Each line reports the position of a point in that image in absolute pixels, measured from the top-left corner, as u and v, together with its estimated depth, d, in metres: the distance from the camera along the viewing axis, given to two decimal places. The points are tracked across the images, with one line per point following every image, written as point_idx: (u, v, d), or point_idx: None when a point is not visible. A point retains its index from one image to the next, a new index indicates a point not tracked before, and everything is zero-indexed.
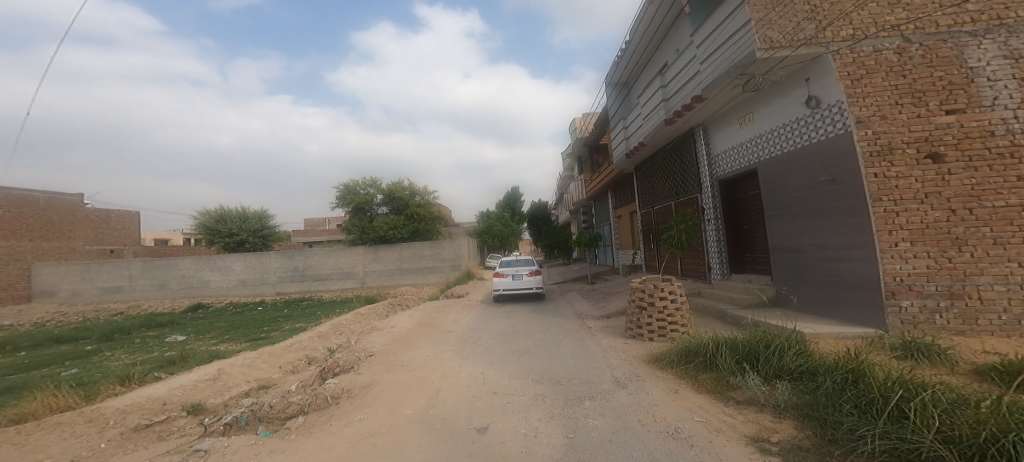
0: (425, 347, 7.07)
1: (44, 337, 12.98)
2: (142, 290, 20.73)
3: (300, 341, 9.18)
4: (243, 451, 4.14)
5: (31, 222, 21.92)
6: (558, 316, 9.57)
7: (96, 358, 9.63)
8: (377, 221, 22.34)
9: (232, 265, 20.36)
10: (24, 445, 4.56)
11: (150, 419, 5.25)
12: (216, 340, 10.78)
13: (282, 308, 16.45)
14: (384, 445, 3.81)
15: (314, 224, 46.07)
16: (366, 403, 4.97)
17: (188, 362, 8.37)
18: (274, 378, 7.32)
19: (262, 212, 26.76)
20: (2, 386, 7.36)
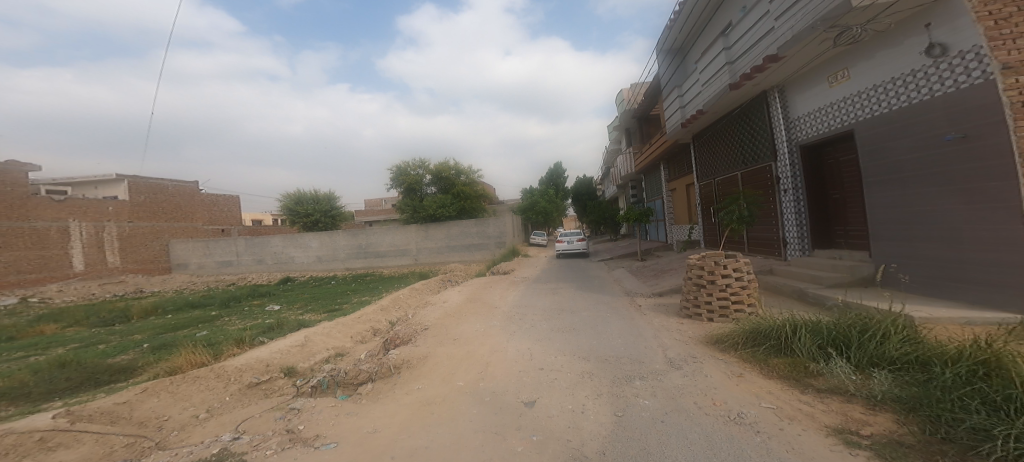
0: (474, 322, 7.34)
1: (179, 302, 15.56)
2: (246, 264, 23.80)
3: (366, 313, 10.00)
4: (326, 412, 4.65)
5: (166, 205, 26.00)
6: (605, 293, 9.36)
7: (218, 322, 11.37)
8: (427, 200, 23.16)
9: (310, 242, 22.52)
10: (174, 393, 5.56)
11: (258, 377, 6.11)
12: (301, 310, 12.14)
13: (351, 282, 17.96)
14: (441, 413, 4.06)
15: (374, 204, 49.15)
16: (423, 374, 5.31)
17: (283, 329, 9.55)
18: (346, 346, 8.08)
19: (331, 194, 29.13)
20: (157, 343, 9.00)
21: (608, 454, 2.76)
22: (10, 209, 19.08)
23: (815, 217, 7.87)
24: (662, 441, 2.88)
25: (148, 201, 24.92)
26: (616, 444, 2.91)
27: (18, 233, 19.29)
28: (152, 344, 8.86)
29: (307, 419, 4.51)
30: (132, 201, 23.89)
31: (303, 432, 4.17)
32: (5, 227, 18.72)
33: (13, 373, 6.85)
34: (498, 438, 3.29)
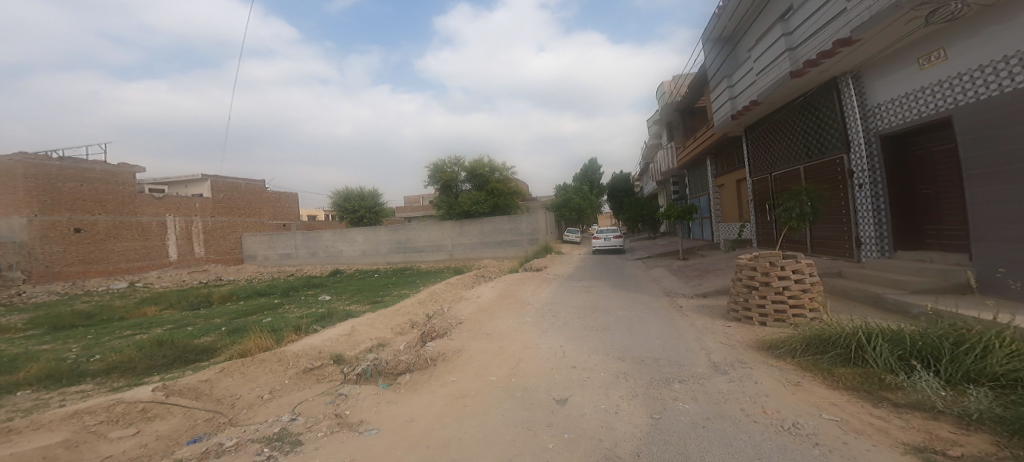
0: (508, 318, 7.40)
1: (249, 290, 16.98)
2: (302, 257, 25.45)
3: (405, 305, 10.39)
4: (370, 399, 4.89)
5: (241, 202, 28.46)
6: (642, 293, 9.08)
7: (278, 310, 12.30)
8: (463, 197, 23.54)
9: (356, 237, 23.65)
10: (244, 374, 6.10)
11: (312, 363, 6.54)
12: (348, 301, 12.85)
13: (392, 275, 18.67)
14: (474, 406, 4.15)
15: (413, 200, 50.72)
16: (457, 367, 5.43)
17: (332, 318, 10.16)
18: (387, 337, 8.43)
19: (375, 191, 30.42)
20: (228, 327, 9.89)
21: (643, 456, 2.68)
22: (120, 205, 21.80)
23: (898, 214, 7.09)
24: (703, 446, 2.76)
25: (227, 198, 27.48)
26: (652, 447, 2.83)
27: (127, 227, 21.99)
28: (226, 328, 9.75)
29: (352, 404, 4.77)
30: (212, 198, 26.46)
31: (350, 417, 4.42)
32: (118, 222, 21.52)
33: (118, 350, 7.82)
34: (530, 433, 3.32)
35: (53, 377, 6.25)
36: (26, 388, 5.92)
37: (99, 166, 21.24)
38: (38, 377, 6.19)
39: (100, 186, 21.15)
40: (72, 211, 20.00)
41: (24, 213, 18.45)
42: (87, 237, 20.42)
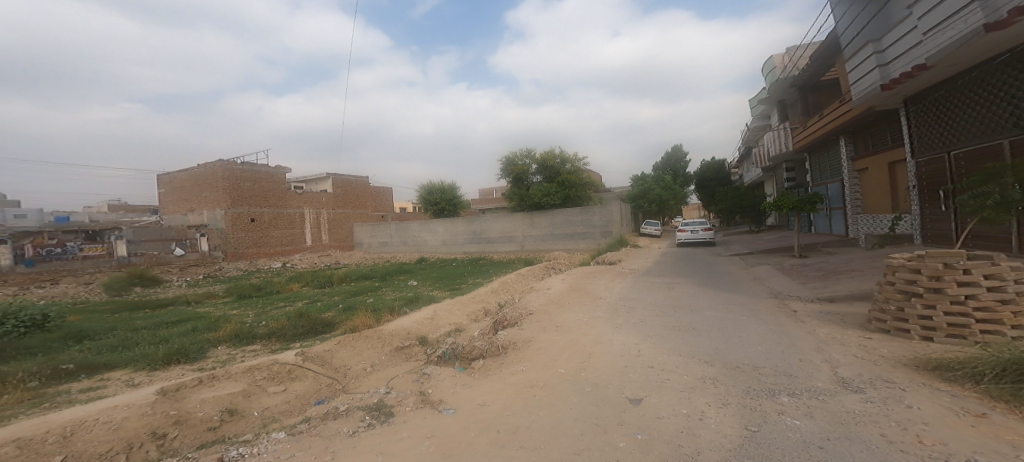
0: (580, 311, 7.28)
1: (357, 273, 19.07)
2: (395, 245, 27.94)
3: (480, 293, 10.84)
4: (448, 380, 5.23)
5: (354, 196, 32.22)
6: (731, 292, 8.22)
7: (377, 292, 13.74)
8: (534, 189, 23.56)
9: (436, 227, 25.22)
10: (354, 344, 6.98)
11: (403, 342, 7.19)
12: (431, 287, 13.87)
13: (467, 265, 19.59)
14: (542, 396, 4.18)
15: (489, 192, 52.45)
16: (527, 357, 5.50)
17: (417, 302, 11.02)
18: (463, 323, 8.89)
19: (453, 184, 32.06)
20: (340, 305, 11.33)
21: None
22: (277, 199, 26.73)
23: None
24: None
25: (344, 193, 31.39)
26: (739, 458, 2.53)
27: (282, 217, 26.93)
28: (341, 305, 11.18)
29: (432, 383, 5.16)
30: (333, 194, 30.34)
31: (431, 396, 4.77)
32: (278, 213, 26.56)
33: (268, 319, 9.49)
34: (599, 430, 3.23)
35: (235, 338, 7.85)
36: (219, 344, 7.62)
37: (264, 169, 26.33)
38: (226, 339, 7.80)
39: (269, 184, 26.44)
40: (248, 205, 25.16)
41: (223, 207, 24.01)
42: (257, 225, 25.48)
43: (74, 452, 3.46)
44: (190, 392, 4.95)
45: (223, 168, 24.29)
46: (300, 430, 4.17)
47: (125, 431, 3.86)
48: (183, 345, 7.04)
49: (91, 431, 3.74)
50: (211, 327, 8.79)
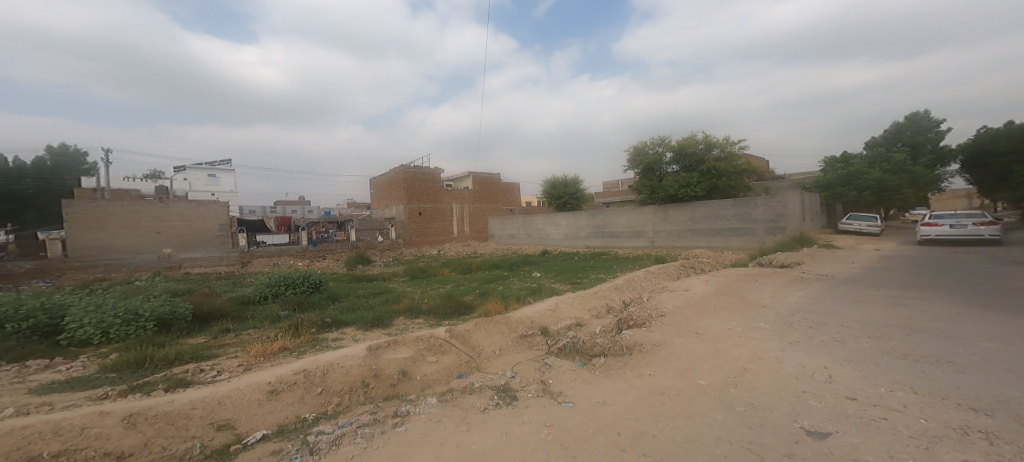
0: (721, 319, 6.37)
1: (491, 262, 20.42)
2: (521, 237, 29.21)
3: (603, 289, 10.42)
4: (568, 374, 5.20)
5: (494, 191, 34.50)
6: (961, 311, 6.01)
7: (507, 280, 14.57)
8: (667, 180, 21.46)
9: (560, 221, 25.53)
10: (486, 326, 7.34)
11: (527, 330, 7.43)
12: (555, 279, 14.09)
13: (590, 259, 19.37)
14: (672, 407, 3.79)
15: (616, 184, 50.40)
16: (657, 362, 5.08)
17: (540, 293, 11.31)
18: (584, 319, 8.70)
19: (577, 178, 31.93)
20: (476, 290, 12.36)
21: None
22: (438, 196, 30.74)
23: None
24: None
25: (484, 188, 33.69)
26: None
27: (441, 212, 30.80)
28: (478, 290, 12.21)
29: (553, 375, 5.19)
30: (473, 190, 32.89)
31: (552, 387, 4.82)
32: (444, 209, 30.83)
33: (428, 297, 11.05)
34: (749, 456, 2.73)
35: (408, 312, 9.23)
36: (399, 316, 9.06)
37: (427, 170, 30.45)
38: (402, 312, 9.23)
39: (434, 183, 30.63)
40: (417, 201, 29.64)
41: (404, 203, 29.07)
42: (422, 218, 29.74)
43: (325, 386, 4.88)
44: (386, 350, 5.84)
45: (402, 171, 29.24)
46: (445, 400, 4.68)
47: (349, 376, 5.10)
48: (377, 314, 8.69)
49: (329, 373, 5.04)
50: (393, 299, 10.60)
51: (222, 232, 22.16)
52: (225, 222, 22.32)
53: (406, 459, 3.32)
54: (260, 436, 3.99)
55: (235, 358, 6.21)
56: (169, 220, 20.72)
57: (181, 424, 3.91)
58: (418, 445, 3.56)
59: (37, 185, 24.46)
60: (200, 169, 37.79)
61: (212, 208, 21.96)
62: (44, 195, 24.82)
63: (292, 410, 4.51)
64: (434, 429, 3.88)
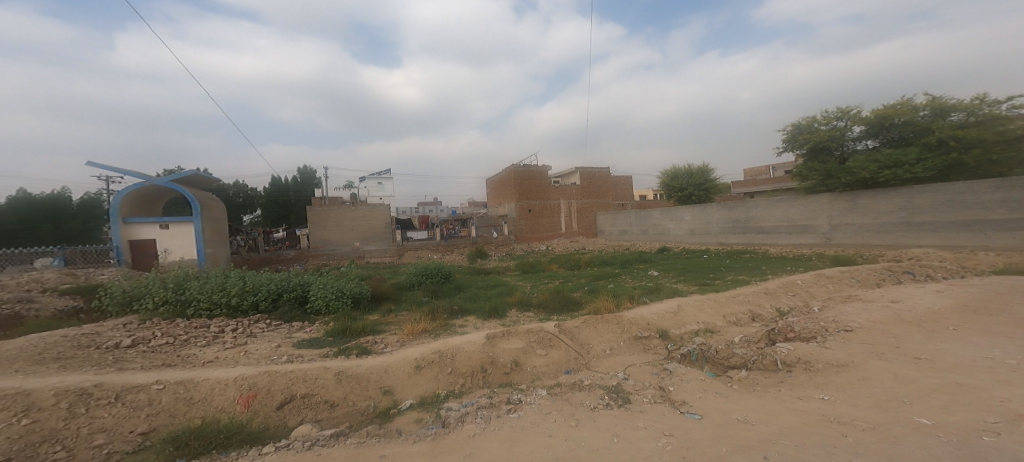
0: (921, 348, 4.87)
1: (600, 259, 19.85)
2: (635, 234, 27.61)
3: (741, 295, 8.91)
4: (696, 383, 4.64)
5: (604, 184, 33.28)
6: None
7: (618, 278, 13.93)
8: (852, 160, 15.34)
9: (683, 215, 23.38)
10: (596, 324, 6.91)
11: (642, 332, 6.80)
12: (674, 279, 12.91)
13: (727, 258, 17.04)
14: (863, 441, 3.02)
15: (755, 173, 43.61)
16: (833, 385, 4.18)
17: (660, 293, 10.46)
18: (715, 324, 7.64)
19: (705, 167, 28.91)
20: (585, 287, 12.12)
21: None
22: (543, 193, 30.98)
23: None
24: None
25: (590, 184, 32.80)
26: None
27: (549, 208, 30.99)
28: (587, 287, 11.95)
29: (678, 383, 4.69)
30: (581, 186, 32.26)
31: (673, 394, 4.39)
32: (553, 204, 30.98)
33: (537, 292, 11.23)
34: None
35: (519, 304, 9.50)
36: (511, 307, 9.41)
37: (536, 167, 30.83)
38: (515, 304, 9.53)
39: (543, 181, 30.99)
40: (527, 198, 30.28)
41: (515, 200, 29.99)
42: (532, 214, 30.29)
43: (452, 367, 5.30)
44: (502, 338, 6.04)
45: (513, 170, 30.20)
46: (555, 393, 4.69)
47: (472, 361, 5.44)
48: (494, 305, 9.13)
49: (457, 356, 5.45)
50: (506, 292, 11.04)
51: (386, 229, 25.85)
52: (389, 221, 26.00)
53: (518, 445, 3.43)
54: (408, 405, 4.67)
55: (393, 335, 7.22)
56: (359, 220, 25.11)
57: (366, 384, 4.84)
58: (528, 434, 3.65)
59: (296, 195, 30.87)
60: (373, 177, 44.38)
61: (379, 209, 25.70)
62: (299, 203, 31.16)
63: (428, 385, 5.05)
64: (544, 420, 3.92)
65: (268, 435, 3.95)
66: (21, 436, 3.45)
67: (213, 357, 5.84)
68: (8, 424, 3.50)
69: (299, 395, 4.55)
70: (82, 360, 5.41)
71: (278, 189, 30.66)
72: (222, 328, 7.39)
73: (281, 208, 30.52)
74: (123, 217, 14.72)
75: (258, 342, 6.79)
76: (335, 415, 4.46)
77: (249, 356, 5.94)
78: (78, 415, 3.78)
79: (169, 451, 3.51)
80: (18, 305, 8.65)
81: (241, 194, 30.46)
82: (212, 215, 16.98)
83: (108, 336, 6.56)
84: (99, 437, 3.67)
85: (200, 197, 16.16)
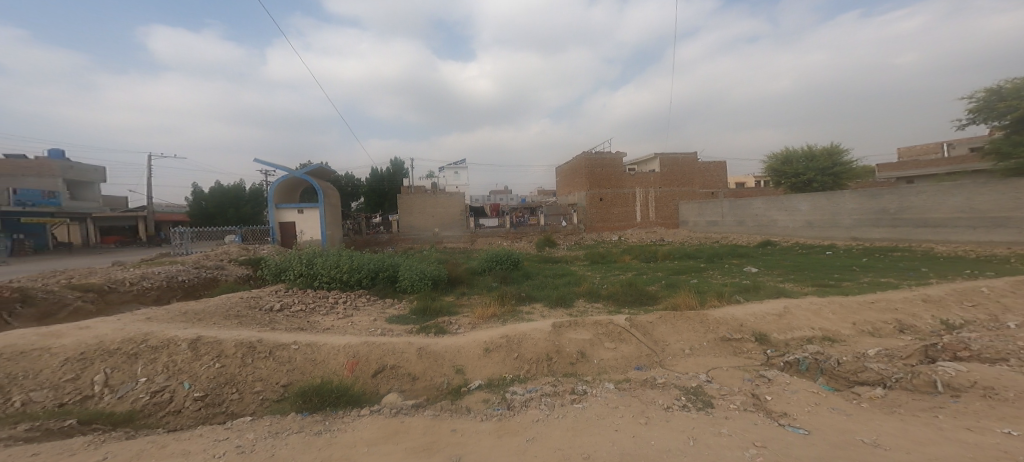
0: None
1: (681, 251, 18.24)
2: (727, 226, 24.78)
3: (882, 299, 6.92)
4: (802, 395, 4.05)
5: (687, 170, 30.40)
6: None
7: (705, 274, 12.41)
8: None
9: (799, 206, 19.68)
10: (673, 321, 6.27)
11: (731, 333, 6.00)
12: (779, 279, 10.85)
13: (864, 255, 13.35)
14: None
15: None
16: (1013, 417, 3.24)
17: (760, 292, 9.01)
18: (835, 332, 6.18)
19: (833, 147, 24.31)
20: (662, 281, 11.19)
21: None
22: (617, 181, 29.36)
23: None
24: None
25: (669, 172, 30.08)
26: None
27: (622, 197, 29.34)
28: (665, 282, 11.04)
29: (779, 393, 4.13)
30: (660, 173, 29.78)
31: (770, 404, 3.89)
32: (628, 193, 29.27)
33: (608, 283, 10.73)
34: None
35: (587, 294, 9.15)
36: (579, 297, 9.11)
37: (609, 155, 29.39)
38: (583, 295, 9.20)
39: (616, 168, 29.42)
40: (599, 187, 29.04)
41: (585, 189, 28.92)
42: (603, 203, 29.05)
43: (520, 352, 5.27)
44: (569, 328, 5.81)
45: (584, 157, 29.14)
46: (624, 388, 4.43)
47: (537, 348, 5.35)
48: (561, 294, 8.95)
49: (523, 342, 5.41)
50: (574, 282, 10.74)
51: (461, 217, 27.21)
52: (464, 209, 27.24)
53: (579, 435, 3.27)
54: (478, 385, 4.72)
55: (465, 317, 7.51)
56: (437, 207, 26.85)
57: (442, 362, 5.04)
58: (593, 425, 3.47)
59: (390, 185, 33.35)
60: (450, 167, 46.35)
61: (453, 197, 27.05)
62: (394, 193, 33.60)
63: (497, 368, 5.07)
64: (610, 414, 3.70)
65: (365, 399, 4.27)
66: (218, 378, 4.36)
67: (329, 325, 6.62)
68: (211, 367, 4.44)
69: (389, 366, 4.85)
70: (248, 319, 6.49)
71: (377, 179, 33.30)
72: (337, 300, 8.35)
73: (379, 197, 33.39)
74: (276, 204, 17.63)
75: (361, 314, 7.54)
76: (416, 388, 4.68)
77: (354, 326, 6.59)
78: (246, 363, 4.55)
79: (300, 403, 3.98)
80: (213, 269, 10.91)
81: (348, 184, 33.62)
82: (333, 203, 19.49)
83: (270, 299, 7.93)
84: (258, 385, 4.38)
85: (324, 186, 18.67)
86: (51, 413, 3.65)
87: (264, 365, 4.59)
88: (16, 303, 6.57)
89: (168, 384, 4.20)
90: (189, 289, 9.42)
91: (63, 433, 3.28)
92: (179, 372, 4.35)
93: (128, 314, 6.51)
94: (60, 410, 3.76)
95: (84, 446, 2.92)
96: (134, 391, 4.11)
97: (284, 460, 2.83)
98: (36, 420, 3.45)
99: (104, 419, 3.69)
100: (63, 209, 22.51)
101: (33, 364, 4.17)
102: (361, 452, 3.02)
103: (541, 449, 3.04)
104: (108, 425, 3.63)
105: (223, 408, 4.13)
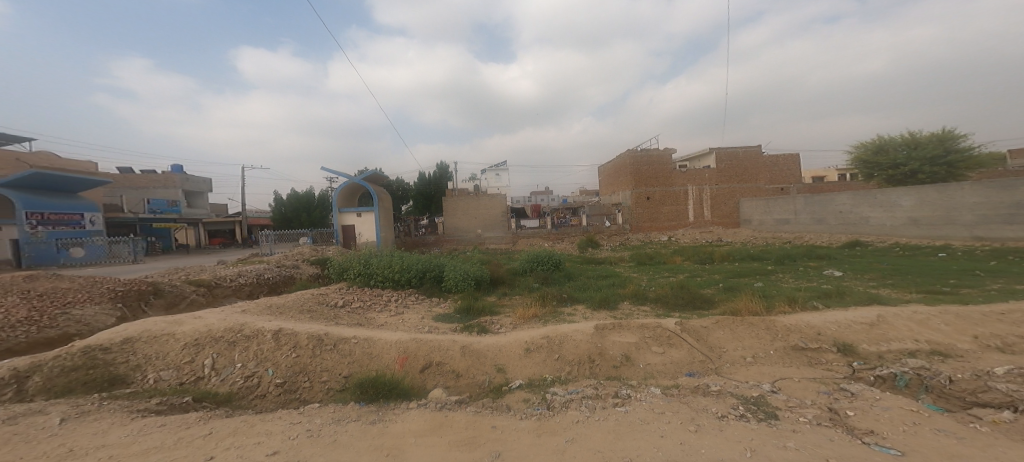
0: None
1: (744, 253, 16.89)
2: (805, 223, 22.94)
3: (1016, 312, 6.11)
4: (896, 412, 3.80)
5: (747, 165, 28.51)
6: None
7: (772, 277, 11.34)
8: None
9: (901, 201, 17.22)
10: (732, 327, 6.21)
11: (806, 343, 5.75)
12: (874, 283, 9.38)
13: (992, 259, 11.27)
14: None
15: None
16: None
17: (846, 298, 7.73)
18: (944, 344, 5.57)
19: (947, 132, 19.78)
20: (718, 283, 10.72)
21: None
22: (666, 179, 28.38)
23: None
24: None
25: (726, 168, 28.48)
26: None
27: (671, 195, 28.33)
28: (722, 284, 10.48)
29: (867, 409, 3.92)
30: (717, 169, 28.43)
31: (851, 420, 3.73)
32: (676, 191, 28.26)
33: (656, 286, 10.59)
34: None
35: (633, 296, 9.15)
36: (623, 299, 9.15)
37: (656, 151, 28.49)
38: (628, 297, 9.22)
39: (664, 165, 28.40)
40: (645, 185, 28.27)
41: (631, 188, 28.28)
42: (651, 202, 28.19)
43: (560, 353, 5.64)
44: (613, 331, 6.08)
45: (629, 156, 28.43)
46: (673, 394, 4.58)
47: (579, 350, 5.70)
48: (604, 296, 9.12)
49: (565, 343, 5.78)
50: (618, 284, 10.82)
51: (502, 218, 27.85)
52: (505, 210, 27.90)
53: (624, 439, 3.34)
54: (518, 384, 5.14)
55: (507, 317, 8.00)
56: (480, 209, 27.77)
57: (484, 361, 5.53)
58: (638, 430, 3.51)
59: (435, 188, 34.75)
60: (492, 170, 47.33)
61: (495, 198, 27.77)
62: (439, 195, 35.00)
63: (537, 368, 5.48)
64: (657, 420, 3.74)
65: (414, 393, 4.83)
66: (294, 366, 5.15)
67: (384, 322, 7.41)
68: (289, 356, 5.24)
69: (435, 363, 5.41)
70: (317, 314, 7.43)
71: (425, 183, 34.86)
72: (390, 298, 9.21)
73: (425, 199, 34.92)
74: (339, 207, 19.24)
75: (410, 312, 8.30)
76: (460, 385, 5.18)
77: (405, 323, 7.34)
78: (316, 354, 5.31)
79: (359, 394, 4.57)
80: (291, 268, 12.32)
81: (400, 187, 35.39)
82: (385, 205, 20.81)
83: (334, 295, 8.97)
84: (324, 375, 5.10)
85: (380, 190, 19.99)
86: (175, 391, 4.66)
87: (330, 356, 5.31)
88: (150, 295, 8.13)
89: (257, 370, 5.06)
90: (272, 285, 10.76)
91: (181, 408, 4.18)
92: (265, 359, 5.20)
93: (229, 306, 7.74)
94: (180, 387, 4.78)
95: (195, 419, 3.69)
96: (232, 375, 5.01)
97: (343, 444, 3.16)
98: (163, 396, 4.43)
99: (210, 399, 4.59)
100: (181, 214, 26.09)
101: (161, 348, 5.28)
102: (411, 441, 3.28)
103: (581, 450, 3.11)
104: (213, 404, 4.52)
105: (298, 394, 4.88)
